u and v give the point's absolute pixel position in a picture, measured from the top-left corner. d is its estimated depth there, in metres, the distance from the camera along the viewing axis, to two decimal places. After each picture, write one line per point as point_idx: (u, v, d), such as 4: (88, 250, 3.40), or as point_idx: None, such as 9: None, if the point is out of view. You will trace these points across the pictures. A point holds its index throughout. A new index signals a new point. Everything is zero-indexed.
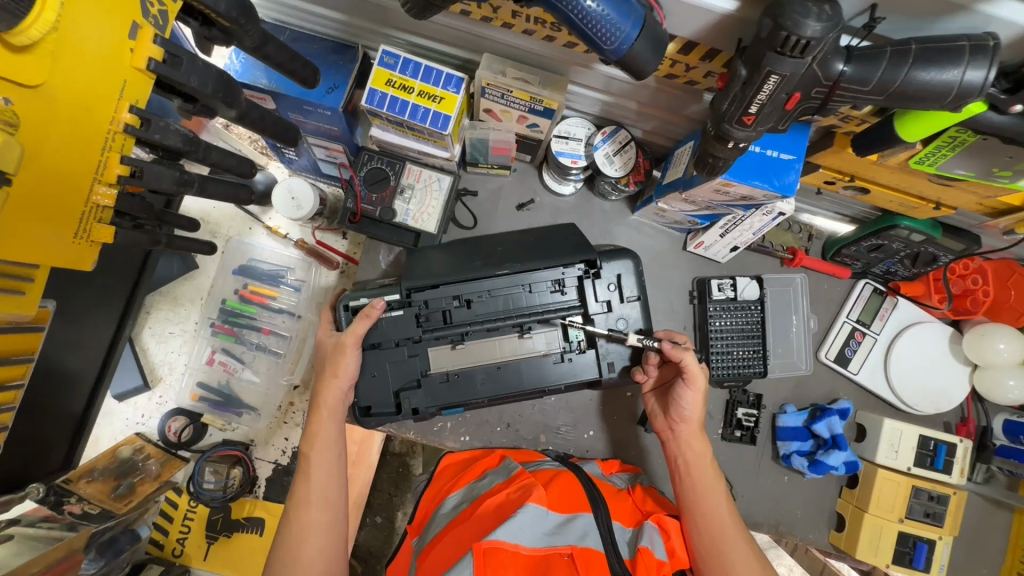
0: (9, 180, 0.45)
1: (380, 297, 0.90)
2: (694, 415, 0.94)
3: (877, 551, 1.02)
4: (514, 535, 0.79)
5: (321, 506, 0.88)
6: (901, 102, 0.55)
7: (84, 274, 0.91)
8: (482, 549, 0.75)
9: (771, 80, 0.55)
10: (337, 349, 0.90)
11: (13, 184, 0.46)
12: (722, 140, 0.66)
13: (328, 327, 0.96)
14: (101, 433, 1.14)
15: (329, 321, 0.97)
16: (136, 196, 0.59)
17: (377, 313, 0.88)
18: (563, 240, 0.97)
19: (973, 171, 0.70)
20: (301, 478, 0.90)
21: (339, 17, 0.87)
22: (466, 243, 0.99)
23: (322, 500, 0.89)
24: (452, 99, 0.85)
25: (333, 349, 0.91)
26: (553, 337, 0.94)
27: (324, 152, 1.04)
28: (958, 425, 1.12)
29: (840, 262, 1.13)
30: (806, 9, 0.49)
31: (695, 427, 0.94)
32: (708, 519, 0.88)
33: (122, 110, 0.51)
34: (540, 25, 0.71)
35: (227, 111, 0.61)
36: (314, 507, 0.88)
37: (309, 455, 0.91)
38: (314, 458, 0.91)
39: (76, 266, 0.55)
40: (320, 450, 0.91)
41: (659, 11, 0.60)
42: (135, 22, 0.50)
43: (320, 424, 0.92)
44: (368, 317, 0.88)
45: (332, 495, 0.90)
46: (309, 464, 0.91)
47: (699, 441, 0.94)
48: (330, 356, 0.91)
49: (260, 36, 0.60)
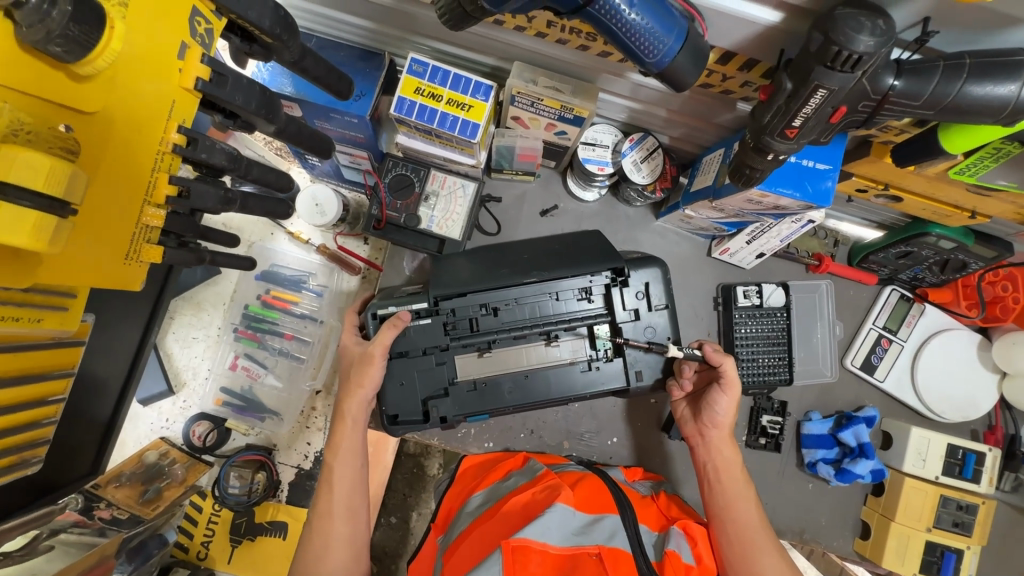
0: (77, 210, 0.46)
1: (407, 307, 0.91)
2: (727, 422, 0.93)
3: (903, 559, 1.02)
4: (542, 534, 0.78)
5: (344, 517, 0.88)
6: (954, 116, 0.54)
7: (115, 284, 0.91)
8: (511, 546, 0.75)
9: (818, 94, 0.54)
10: (363, 361, 0.90)
11: (79, 214, 0.46)
12: (761, 152, 0.65)
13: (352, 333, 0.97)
14: (127, 437, 1.15)
15: (353, 328, 0.98)
16: (180, 213, 0.59)
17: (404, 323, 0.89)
18: (590, 248, 0.96)
19: (1015, 181, 0.69)
20: (324, 488, 0.91)
21: (367, 24, 0.87)
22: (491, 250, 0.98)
23: (344, 510, 0.89)
24: (481, 107, 0.84)
25: (360, 360, 0.91)
26: (580, 345, 0.93)
27: (348, 158, 1.04)
28: (985, 433, 1.11)
29: (866, 269, 1.12)
30: (859, 23, 0.48)
31: (726, 434, 0.94)
32: (737, 527, 0.88)
33: (171, 130, 0.51)
34: (574, 35, 0.71)
35: (267, 127, 0.60)
36: (336, 519, 0.88)
37: (332, 464, 0.92)
38: (338, 468, 0.91)
39: (126, 287, 0.55)
40: (348, 459, 0.91)
41: (701, 22, 0.59)
42: (183, 42, 0.49)
43: (345, 433, 0.92)
44: (395, 326, 0.89)
45: (354, 506, 0.90)
46: (332, 473, 0.91)
47: (729, 447, 0.94)
48: (357, 367, 0.91)
49: (299, 51, 0.59)
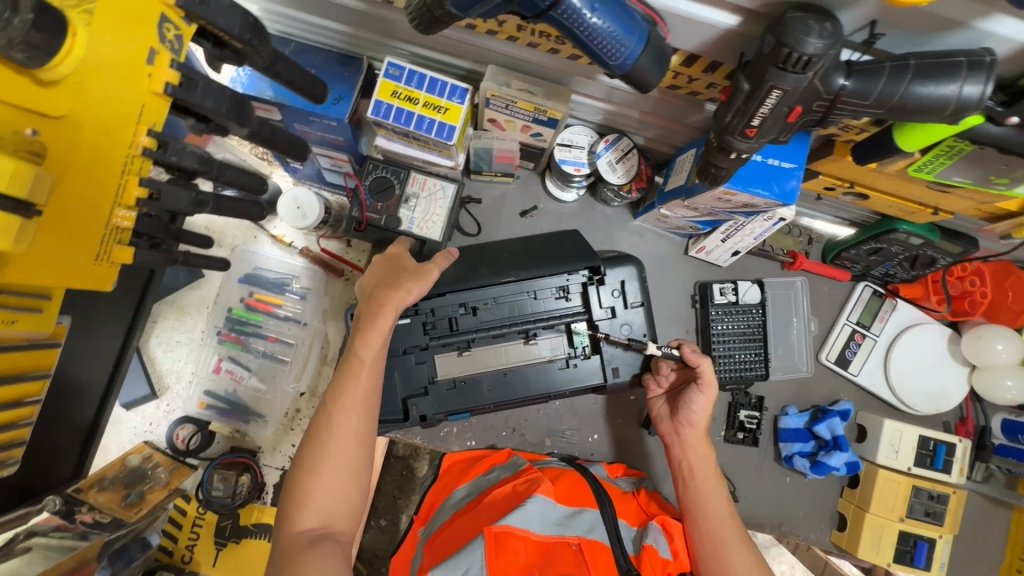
0: (42, 212, 0.47)
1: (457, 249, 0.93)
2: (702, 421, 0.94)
3: (878, 550, 1.04)
4: (524, 521, 0.79)
5: (363, 415, 0.78)
6: (902, 115, 0.56)
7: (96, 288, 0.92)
8: (493, 532, 0.76)
9: (773, 95, 0.56)
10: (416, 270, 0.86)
11: (44, 215, 0.47)
12: (724, 151, 0.67)
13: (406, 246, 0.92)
14: (109, 442, 1.15)
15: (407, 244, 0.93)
16: (152, 216, 0.60)
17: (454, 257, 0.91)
18: (568, 247, 0.97)
19: (970, 178, 0.71)
20: (348, 377, 0.80)
21: (344, 29, 0.88)
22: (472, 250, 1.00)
23: (364, 407, 0.79)
24: (457, 109, 0.86)
25: (412, 270, 0.86)
26: (559, 343, 0.95)
27: (329, 161, 1.05)
28: (957, 424, 1.14)
29: (839, 266, 1.14)
30: (807, 26, 0.50)
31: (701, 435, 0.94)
32: (709, 523, 0.87)
33: (140, 134, 0.52)
34: (545, 38, 0.72)
35: (239, 130, 0.62)
36: (355, 413, 0.78)
37: (361, 354, 0.81)
38: (367, 361, 0.80)
39: (98, 288, 0.56)
40: (376, 353, 0.81)
41: (663, 26, 0.61)
42: (152, 47, 0.50)
43: (379, 321, 0.81)
44: (447, 256, 0.89)
45: (373, 402, 0.80)
46: (359, 364, 0.81)
47: (703, 446, 0.94)
48: (407, 275, 0.85)
49: (271, 56, 0.61)
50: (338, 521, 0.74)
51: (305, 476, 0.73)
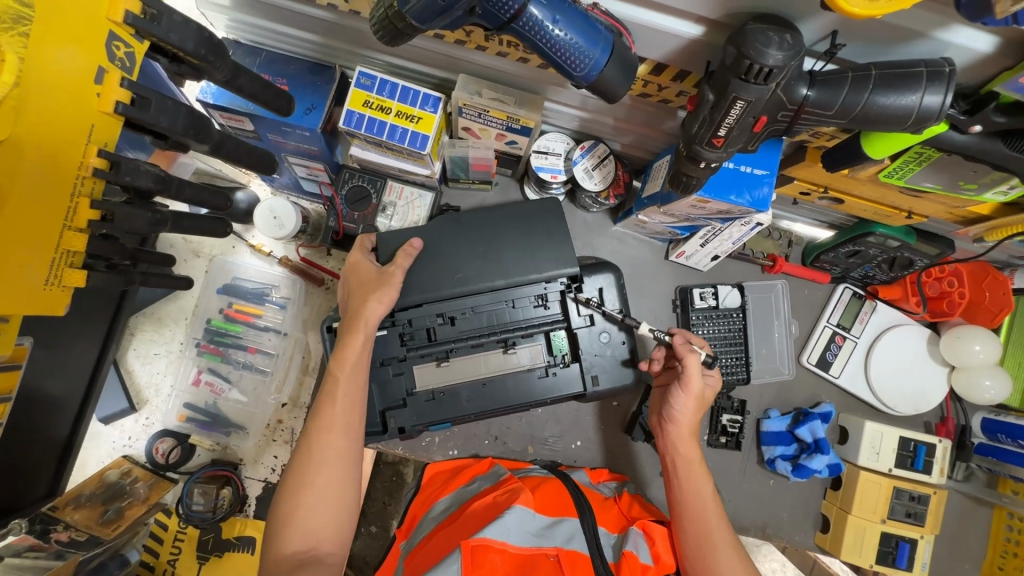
0: None
1: (420, 237, 0.92)
2: (687, 421, 0.93)
3: (861, 552, 1.04)
4: (502, 534, 0.78)
5: (344, 431, 0.77)
6: (865, 125, 0.56)
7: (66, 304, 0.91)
8: (470, 546, 0.74)
9: (737, 106, 0.56)
10: (380, 277, 0.86)
11: None
12: (694, 160, 0.66)
13: (363, 252, 0.91)
14: (88, 456, 1.14)
15: (364, 248, 0.91)
16: (108, 238, 0.60)
17: (416, 252, 0.90)
18: (548, 243, 0.93)
19: (939, 183, 0.72)
20: (325, 400, 0.79)
21: (314, 38, 0.87)
22: (444, 228, 0.93)
23: (345, 423, 0.78)
24: (430, 119, 0.85)
25: (376, 276, 0.86)
26: (538, 351, 0.94)
27: (305, 170, 1.04)
28: (938, 424, 1.14)
29: (819, 268, 1.14)
30: (767, 38, 0.50)
31: (689, 433, 0.93)
32: (693, 518, 0.87)
33: (90, 154, 0.52)
34: (513, 48, 0.72)
35: (200, 146, 0.62)
36: (336, 432, 0.77)
37: (337, 376, 0.80)
38: (343, 378, 0.80)
39: (49, 313, 0.55)
40: (351, 370, 0.81)
41: (628, 36, 0.61)
42: (100, 66, 0.51)
43: (351, 342, 0.82)
44: (408, 254, 0.89)
45: (355, 420, 0.79)
46: (335, 384, 0.80)
47: (688, 445, 0.92)
48: (371, 286, 0.86)
49: (231, 70, 0.61)
50: (326, 542, 0.73)
51: (289, 498, 0.73)
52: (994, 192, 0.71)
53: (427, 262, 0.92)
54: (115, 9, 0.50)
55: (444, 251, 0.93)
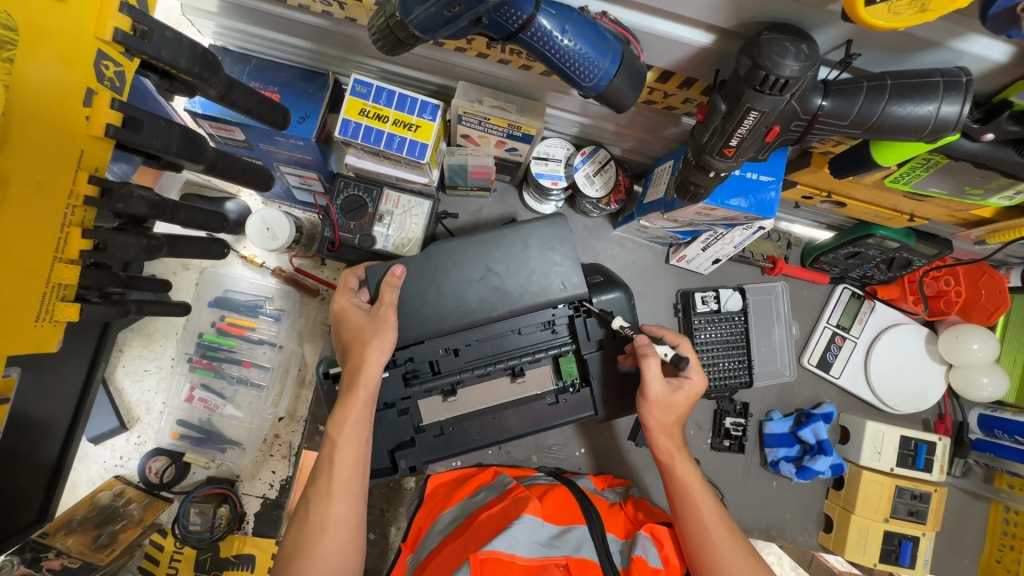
0: None
1: (401, 262, 0.85)
2: (654, 420, 0.84)
3: (865, 550, 1.05)
4: (510, 545, 0.74)
5: (344, 498, 0.76)
6: (879, 135, 0.56)
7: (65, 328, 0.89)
8: (478, 559, 0.71)
9: (750, 116, 0.55)
10: (375, 323, 0.81)
11: None
12: (703, 170, 0.65)
13: (350, 294, 0.85)
14: (77, 478, 1.10)
15: (349, 289, 0.86)
16: (100, 267, 0.58)
17: (400, 281, 0.84)
18: (559, 259, 0.88)
19: (945, 188, 0.71)
20: (324, 465, 0.77)
21: (307, 45, 0.85)
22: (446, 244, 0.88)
23: (345, 488, 0.76)
24: (428, 127, 0.83)
25: (369, 323, 0.81)
26: (545, 375, 0.92)
27: (298, 180, 1.01)
28: (936, 422, 1.15)
29: (818, 269, 1.14)
30: (783, 48, 0.49)
31: (667, 435, 0.83)
32: (687, 511, 0.81)
33: (81, 181, 0.50)
34: (515, 56, 0.70)
35: (194, 165, 0.60)
36: (336, 498, 0.76)
37: (336, 440, 0.77)
38: (341, 442, 0.77)
39: (42, 350, 0.53)
40: (351, 436, 0.77)
41: (636, 45, 0.59)
42: (90, 88, 0.49)
43: (353, 405, 0.78)
44: (392, 283, 0.83)
45: (357, 481, 0.77)
46: (333, 449, 0.77)
47: (669, 442, 0.84)
48: (368, 333, 0.80)
49: (225, 84, 0.58)
50: None
51: (289, 566, 0.73)
52: (999, 197, 0.71)
53: (428, 293, 0.86)
54: (104, 27, 0.48)
55: (444, 276, 0.86)
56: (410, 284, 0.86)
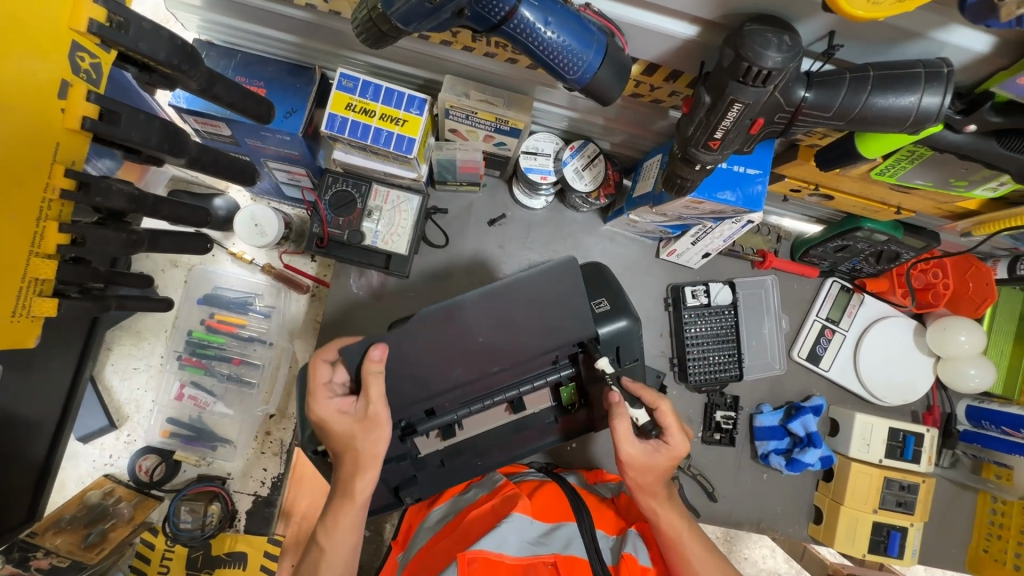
0: None
1: (379, 343, 0.72)
2: (632, 480, 0.78)
3: (854, 542, 1.05)
4: (499, 544, 0.73)
5: None
6: (863, 126, 0.56)
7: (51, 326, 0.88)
8: (467, 557, 0.70)
9: (734, 108, 0.54)
10: (367, 426, 0.71)
11: None
12: (689, 162, 0.65)
13: (331, 395, 0.73)
14: (67, 477, 1.10)
15: (330, 388, 0.74)
16: (81, 261, 0.57)
17: (380, 364, 0.72)
18: (562, 312, 0.75)
19: (930, 180, 0.72)
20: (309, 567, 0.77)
21: (293, 39, 0.84)
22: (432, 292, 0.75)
23: None
24: (416, 121, 0.82)
25: (359, 426, 0.71)
26: (544, 399, 0.81)
27: (286, 175, 1.00)
28: (925, 413, 1.16)
29: (808, 263, 1.15)
30: (765, 40, 0.49)
31: (649, 495, 0.78)
32: (680, 561, 0.77)
33: (57, 175, 0.50)
34: (500, 49, 0.70)
35: (175, 159, 0.59)
36: None
37: (324, 546, 0.76)
38: (328, 551, 0.76)
39: (17, 345, 0.53)
40: (341, 552, 0.76)
41: (621, 37, 0.59)
42: (65, 80, 0.49)
43: (344, 516, 0.74)
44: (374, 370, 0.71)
45: None
46: (320, 555, 0.76)
47: (649, 479, 0.77)
48: (357, 439, 0.71)
49: (206, 77, 0.58)
50: None
51: None
52: (983, 188, 0.71)
53: (410, 356, 0.74)
54: (78, 19, 0.47)
55: (426, 339, 0.74)
56: (393, 360, 0.74)
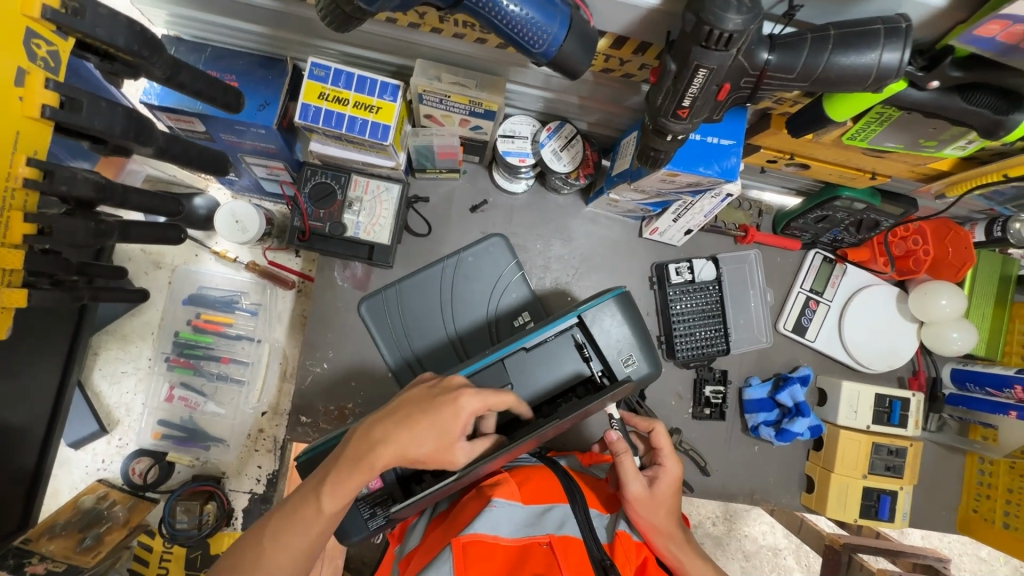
0: None
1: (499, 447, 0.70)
2: (647, 524, 0.80)
3: (844, 508, 1.07)
4: (493, 526, 0.71)
5: None
6: (827, 86, 0.56)
7: (32, 330, 0.88)
8: (461, 543, 0.68)
9: (700, 74, 0.55)
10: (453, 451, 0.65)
11: None
12: (660, 133, 0.65)
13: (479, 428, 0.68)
14: (59, 485, 1.10)
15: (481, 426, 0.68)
16: (51, 254, 0.58)
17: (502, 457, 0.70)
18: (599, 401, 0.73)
19: (901, 142, 0.72)
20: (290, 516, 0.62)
21: (263, 30, 0.83)
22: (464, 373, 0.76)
23: None
24: (390, 108, 0.82)
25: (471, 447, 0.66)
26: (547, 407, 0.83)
27: (265, 170, 0.99)
28: (911, 378, 1.18)
29: (790, 235, 1.16)
30: (725, 2, 0.48)
31: (668, 536, 0.80)
32: None
33: (18, 164, 0.50)
34: (469, 29, 0.70)
35: (143, 148, 0.59)
36: None
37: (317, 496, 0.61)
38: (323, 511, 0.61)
39: None
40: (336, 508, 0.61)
41: (586, 10, 0.59)
42: (20, 67, 0.48)
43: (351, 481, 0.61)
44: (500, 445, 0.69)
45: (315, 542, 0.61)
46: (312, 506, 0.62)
47: (660, 512, 0.79)
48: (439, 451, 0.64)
49: (169, 64, 0.58)
50: None
51: None
52: (952, 147, 0.72)
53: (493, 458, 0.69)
54: (30, 4, 0.47)
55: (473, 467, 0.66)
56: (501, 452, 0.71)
